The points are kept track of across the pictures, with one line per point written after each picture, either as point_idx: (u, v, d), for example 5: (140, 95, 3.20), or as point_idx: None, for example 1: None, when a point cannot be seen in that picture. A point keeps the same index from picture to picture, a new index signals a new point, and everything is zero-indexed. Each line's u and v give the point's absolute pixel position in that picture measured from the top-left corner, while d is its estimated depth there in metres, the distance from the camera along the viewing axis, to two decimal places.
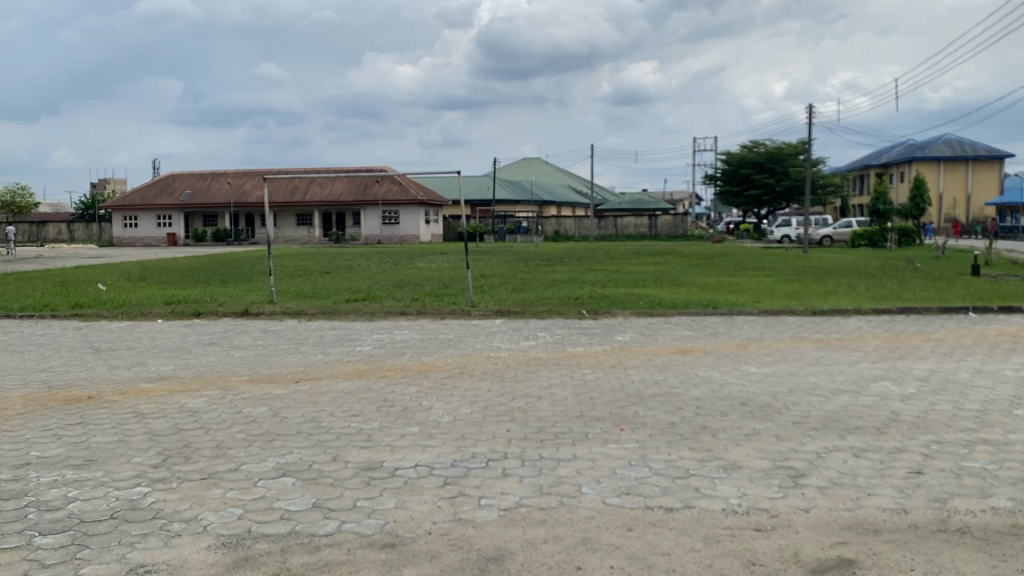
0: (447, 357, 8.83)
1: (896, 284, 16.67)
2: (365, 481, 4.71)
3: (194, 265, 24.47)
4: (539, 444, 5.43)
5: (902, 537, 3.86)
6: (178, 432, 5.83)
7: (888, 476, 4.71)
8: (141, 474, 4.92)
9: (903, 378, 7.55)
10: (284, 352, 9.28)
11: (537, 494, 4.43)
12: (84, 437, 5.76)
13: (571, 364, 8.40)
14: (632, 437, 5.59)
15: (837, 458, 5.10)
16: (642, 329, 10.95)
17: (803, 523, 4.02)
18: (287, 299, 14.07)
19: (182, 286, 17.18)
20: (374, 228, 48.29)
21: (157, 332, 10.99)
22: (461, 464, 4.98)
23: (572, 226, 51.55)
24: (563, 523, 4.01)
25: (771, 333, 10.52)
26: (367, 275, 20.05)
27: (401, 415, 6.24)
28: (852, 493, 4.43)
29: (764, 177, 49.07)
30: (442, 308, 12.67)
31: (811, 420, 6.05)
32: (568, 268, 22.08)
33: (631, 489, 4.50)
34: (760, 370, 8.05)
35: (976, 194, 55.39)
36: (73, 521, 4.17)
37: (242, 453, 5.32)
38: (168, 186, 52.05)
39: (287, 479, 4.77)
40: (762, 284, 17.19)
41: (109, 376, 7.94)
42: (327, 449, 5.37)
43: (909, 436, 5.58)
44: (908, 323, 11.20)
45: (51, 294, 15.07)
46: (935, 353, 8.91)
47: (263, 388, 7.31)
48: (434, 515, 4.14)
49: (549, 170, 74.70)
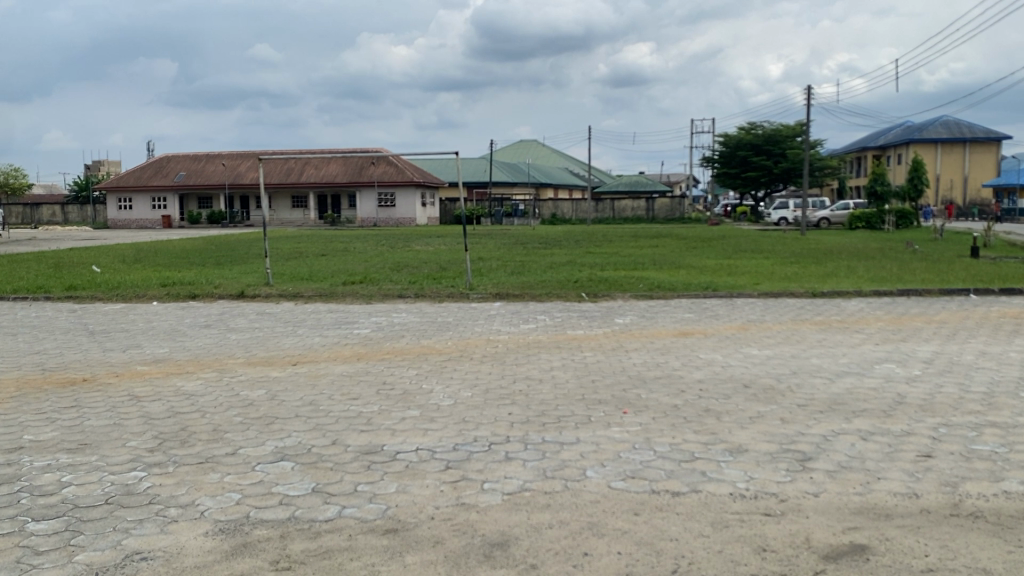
0: (446, 341, 8.72)
1: (897, 265, 16.63)
2: (365, 465, 4.63)
3: (189, 247, 24.34)
4: (541, 427, 5.34)
5: (914, 522, 3.78)
6: (174, 416, 5.74)
7: (897, 460, 4.63)
8: (136, 458, 4.83)
9: (907, 360, 7.47)
10: (280, 335, 9.18)
11: (541, 477, 4.35)
12: (78, 420, 5.66)
13: (571, 347, 8.32)
14: (635, 420, 5.50)
15: (845, 441, 5.02)
16: (642, 311, 10.86)
17: (813, 508, 3.94)
18: (283, 282, 13.94)
19: (177, 268, 17.04)
20: (370, 210, 48.08)
21: (153, 314, 10.88)
22: (463, 447, 4.90)
23: (569, 209, 51.36)
24: (569, 507, 3.93)
25: (772, 316, 10.43)
26: (363, 257, 19.97)
27: (400, 398, 6.15)
28: (861, 477, 4.36)
29: (762, 158, 48.91)
30: (441, 291, 12.54)
31: (815, 402, 5.98)
32: (566, 251, 21.93)
33: (636, 472, 4.42)
34: (763, 352, 7.96)
35: (972, 176, 55.22)
36: (66, 507, 4.08)
37: (240, 437, 5.22)
38: (163, 168, 51.74)
39: (285, 463, 4.68)
40: (761, 266, 17.14)
41: (103, 359, 7.83)
42: (327, 433, 5.29)
43: (916, 419, 5.51)
44: (910, 306, 11.11)
45: (45, 276, 14.91)
46: (938, 335, 8.82)
47: (260, 371, 7.22)
48: (437, 500, 4.06)
49: (545, 153, 74.30)
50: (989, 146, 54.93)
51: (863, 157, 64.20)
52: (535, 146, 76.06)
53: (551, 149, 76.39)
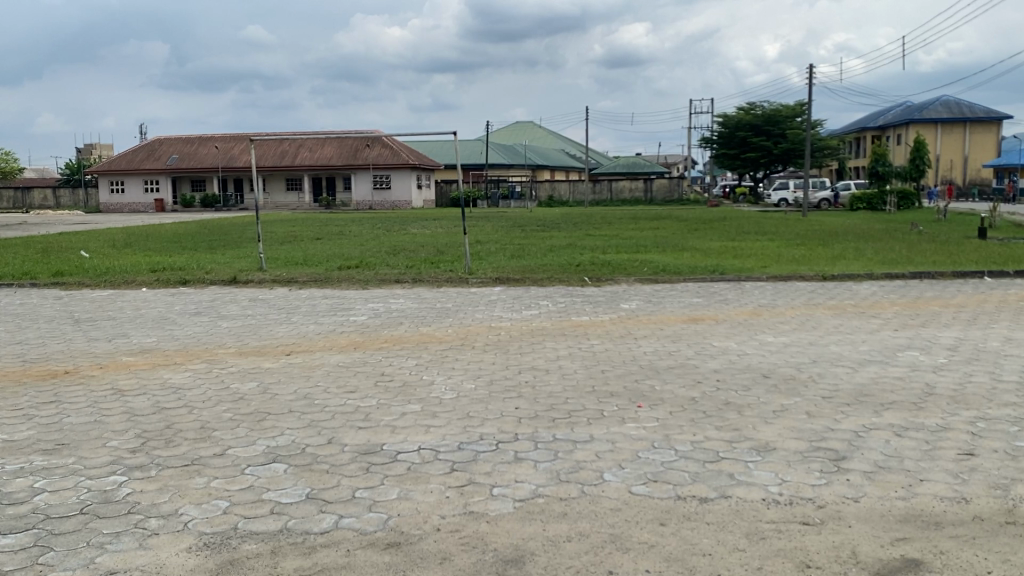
0: (446, 328, 8.37)
1: (905, 247, 16.26)
2: (363, 467, 4.27)
3: (182, 231, 23.89)
4: (551, 423, 4.99)
5: (968, 532, 3.42)
6: (159, 412, 5.37)
7: (938, 459, 4.29)
8: (116, 460, 4.47)
9: (931, 348, 7.14)
10: (273, 323, 8.81)
11: (555, 482, 4.00)
12: (56, 417, 5.29)
13: (578, 334, 7.95)
14: (651, 415, 5.16)
15: (878, 437, 4.67)
16: (648, 296, 10.51)
17: (854, 515, 3.60)
18: (278, 267, 13.53)
19: (168, 253, 16.58)
20: (364, 193, 47.64)
21: (142, 301, 10.48)
22: (469, 447, 4.55)
23: (566, 190, 50.92)
24: (587, 517, 3.59)
25: (784, 300, 10.09)
26: (359, 241, 19.56)
27: (400, 391, 5.80)
28: (902, 479, 4.01)
29: (761, 139, 48.42)
30: (440, 275, 12.17)
31: (841, 394, 5.65)
32: (566, 233, 21.56)
33: (658, 476, 4.07)
34: (779, 339, 7.61)
35: (973, 156, 55.03)
36: (37, 518, 3.72)
37: (229, 436, 4.86)
38: (156, 150, 51.19)
39: (277, 466, 4.33)
40: (766, 248, 16.79)
41: (87, 349, 7.45)
42: (322, 430, 4.93)
43: (951, 412, 5.18)
44: (923, 289, 10.78)
45: (32, 263, 14.46)
46: (958, 320, 8.50)
47: (252, 362, 6.87)
48: (443, 508, 3.71)
49: (541, 134, 73.62)
50: (990, 126, 54.60)
51: (862, 138, 63.82)
52: (529, 127, 75.40)
53: (547, 131, 75.72)
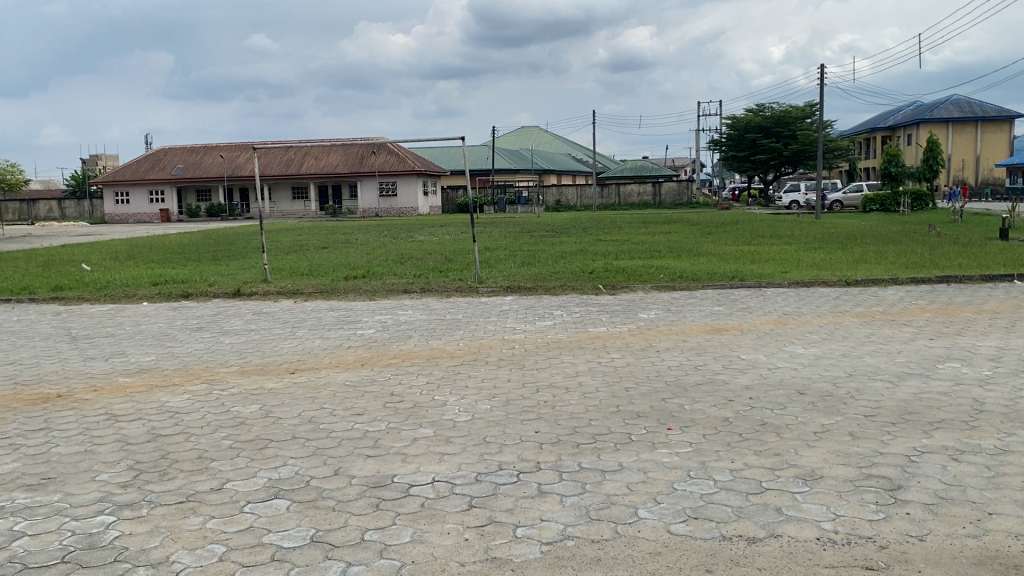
0: (457, 341, 8.00)
1: (926, 249, 15.84)
2: (373, 504, 3.91)
3: (187, 242, 23.67)
4: (575, 450, 4.61)
5: None
6: (155, 440, 5.02)
7: (1004, 488, 3.90)
8: (105, 497, 4.11)
9: (973, 358, 6.73)
10: (278, 337, 8.46)
11: (584, 520, 3.62)
12: (44, 447, 4.94)
13: (597, 347, 7.57)
14: (683, 439, 4.78)
15: (933, 463, 4.28)
16: (665, 304, 10.11)
17: (921, 557, 3.22)
18: (282, 278, 13.15)
19: (171, 265, 16.22)
20: (370, 200, 47.39)
21: (142, 315, 10.16)
22: (488, 478, 4.18)
23: (573, 196, 50.55)
24: (624, 563, 3.22)
25: (809, 307, 9.68)
26: (365, 250, 19.22)
27: (411, 413, 5.43)
28: (968, 513, 3.62)
29: (772, 141, 47.87)
30: (448, 284, 11.82)
31: (884, 412, 5.25)
32: (575, 239, 21.18)
33: (698, 511, 3.69)
34: (809, 351, 7.20)
35: (985, 156, 54.48)
36: (13, 568, 3.36)
37: (228, 467, 4.51)
38: (160, 160, 51.05)
39: (279, 502, 3.97)
40: (783, 251, 16.38)
41: (82, 370, 7.08)
42: (328, 460, 4.56)
43: (1007, 432, 4.78)
44: (952, 293, 10.38)
45: (30, 276, 14.13)
46: (996, 327, 8.09)
47: (254, 382, 6.49)
48: (462, 553, 3.34)
49: (547, 138, 73.48)
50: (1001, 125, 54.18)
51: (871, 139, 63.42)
52: (537, 132, 75.24)
53: (553, 136, 75.45)
